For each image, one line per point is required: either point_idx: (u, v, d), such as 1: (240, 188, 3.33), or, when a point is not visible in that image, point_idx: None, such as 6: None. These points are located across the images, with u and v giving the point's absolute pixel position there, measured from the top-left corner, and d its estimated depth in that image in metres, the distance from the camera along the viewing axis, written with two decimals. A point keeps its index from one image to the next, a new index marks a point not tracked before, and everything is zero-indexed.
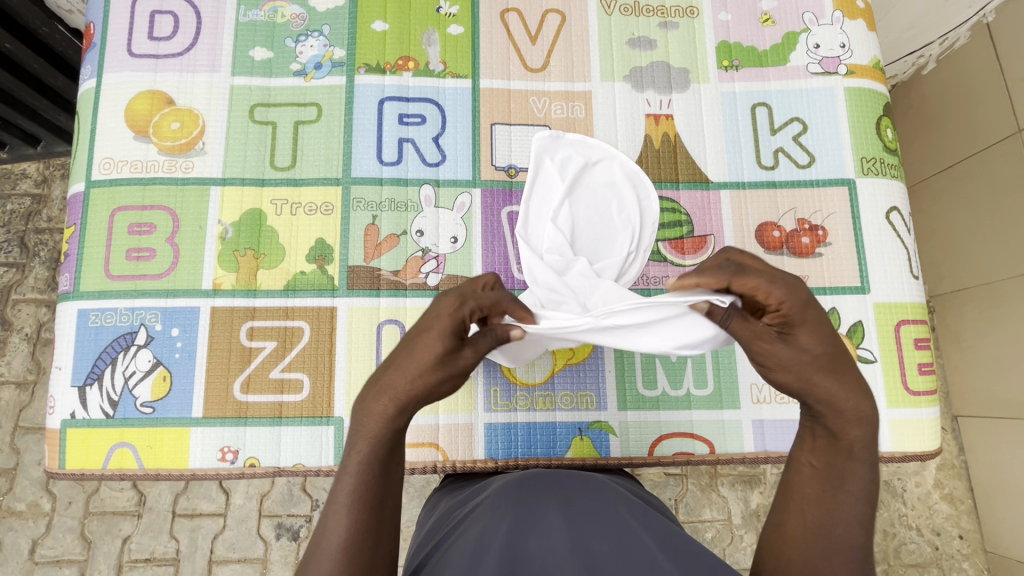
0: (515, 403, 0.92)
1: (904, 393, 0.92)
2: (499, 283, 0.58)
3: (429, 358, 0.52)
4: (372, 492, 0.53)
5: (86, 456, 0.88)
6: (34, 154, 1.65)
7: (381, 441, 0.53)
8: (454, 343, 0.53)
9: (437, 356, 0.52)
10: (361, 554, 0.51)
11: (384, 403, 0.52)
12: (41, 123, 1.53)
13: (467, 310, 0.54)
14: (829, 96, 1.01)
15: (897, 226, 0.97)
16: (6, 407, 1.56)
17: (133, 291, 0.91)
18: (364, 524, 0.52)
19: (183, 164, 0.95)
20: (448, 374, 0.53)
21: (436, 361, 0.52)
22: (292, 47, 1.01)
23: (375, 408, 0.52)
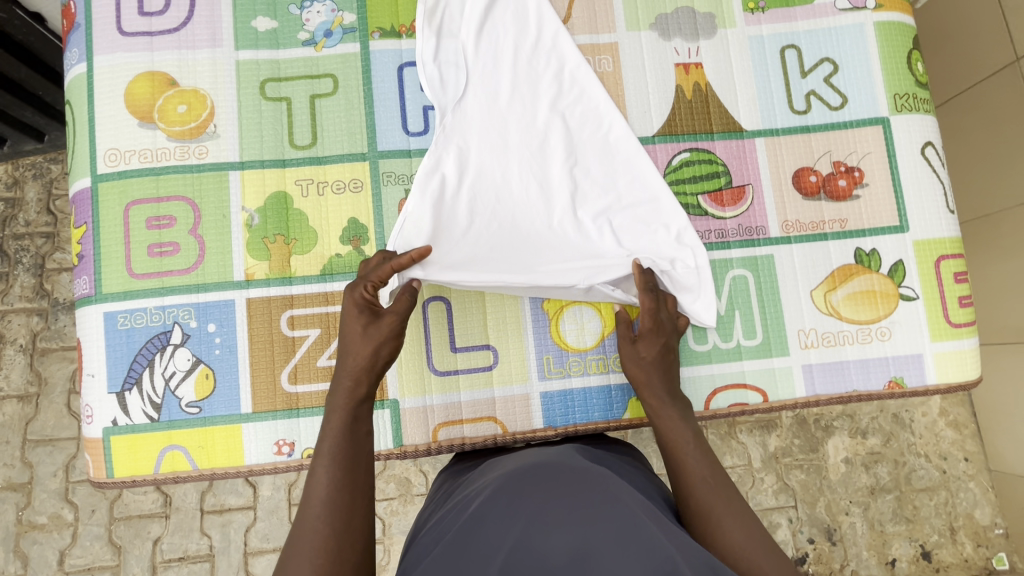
0: (568, 369, 0.91)
1: (946, 326, 0.93)
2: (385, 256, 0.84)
3: (357, 329, 0.78)
4: (343, 446, 0.72)
5: (135, 462, 0.85)
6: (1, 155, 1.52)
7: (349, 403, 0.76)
8: (366, 314, 0.78)
9: (362, 326, 0.78)
10: (340, 500, 0.67)
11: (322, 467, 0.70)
12: (7, 121, 1.40)
13: (365, 290, 0.80)
14: (859, 32, 0.99)
15: (932, 161, 0.97)
16: (11, 421, 1.50)
17: (161, 289, 0.87)
18: (342, 475, 0.69)
19: (196, 150, 0.89)
20: (352, 416, 0.75)
21: (363, 329, 0.78)
22: (297, 15, 0.94)
23: (342, 384, 0.76)
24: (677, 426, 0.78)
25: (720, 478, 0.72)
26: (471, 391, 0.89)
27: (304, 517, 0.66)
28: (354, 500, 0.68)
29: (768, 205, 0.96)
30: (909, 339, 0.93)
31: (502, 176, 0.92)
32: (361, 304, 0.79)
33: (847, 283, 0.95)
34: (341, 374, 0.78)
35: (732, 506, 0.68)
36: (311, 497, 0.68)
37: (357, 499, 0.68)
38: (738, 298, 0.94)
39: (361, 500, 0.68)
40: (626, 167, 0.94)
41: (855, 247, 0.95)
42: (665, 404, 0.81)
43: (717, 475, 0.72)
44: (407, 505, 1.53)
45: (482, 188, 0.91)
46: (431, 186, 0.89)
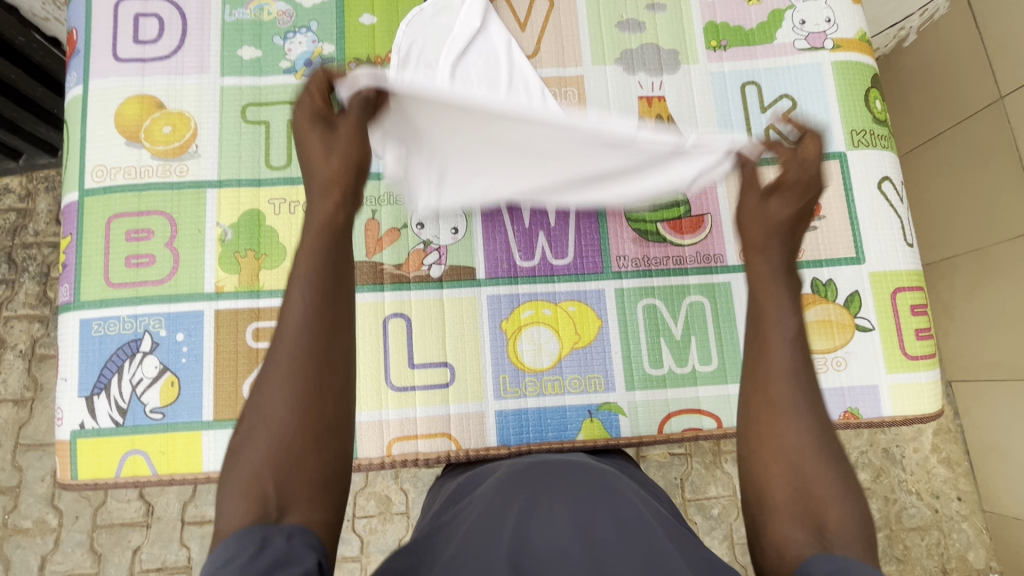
0: (524, 389, 0.93)
1: (902, 358, 0.94)
2: (327, 73, 0.65)
3: (315, 140, 0.63)
4: (317, 297, 0.57)
5: (99, 465, 0.88)
6: (17, 167, 1.60)
7: (320, 265, 0.58)
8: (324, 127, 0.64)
9: (320, 134, 0.63)
10: (304, 396, 0.54)
11: (276, 374, 0.55)
12: (21, 134, 1.47)
13: (317, 100, 0.65)
14: (817, 71, 1.02)
15: (889, 195, 0.99)
16: (5, 425, 1.54)
17: (135, 298, 0.91)
18: (306, 345, 0.55)
19: (177, 168, 0.95)
20: (330, 270, 0.59)
21: (323, 140, 0.63)
22: (280, 45, 1.00)
23: (304, 240, 0.60)
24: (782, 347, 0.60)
25: (801, 378, 0.60)
26: (427, 407, 0.91)
27: (262, 404, 0.54)
28: (320, 387, 0.55)
29: (727, 233, 0.99)
30: (865, 369, 0.94)
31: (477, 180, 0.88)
32: (318, 114, 0.64)
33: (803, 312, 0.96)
34: (309, 226, 0.61)
35: (798, 425, 0.58)
36: (267, 391, 0.55)
37: (326, 396, 0.55)
38: (694, 323, 0.96)
39: (325, 417, 0.55)
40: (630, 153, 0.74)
41: (812, 277, 0.97)
42: (781, 320, 0.62)
43: (801, 408, 0.58)
44: (386, 523, 1.52)
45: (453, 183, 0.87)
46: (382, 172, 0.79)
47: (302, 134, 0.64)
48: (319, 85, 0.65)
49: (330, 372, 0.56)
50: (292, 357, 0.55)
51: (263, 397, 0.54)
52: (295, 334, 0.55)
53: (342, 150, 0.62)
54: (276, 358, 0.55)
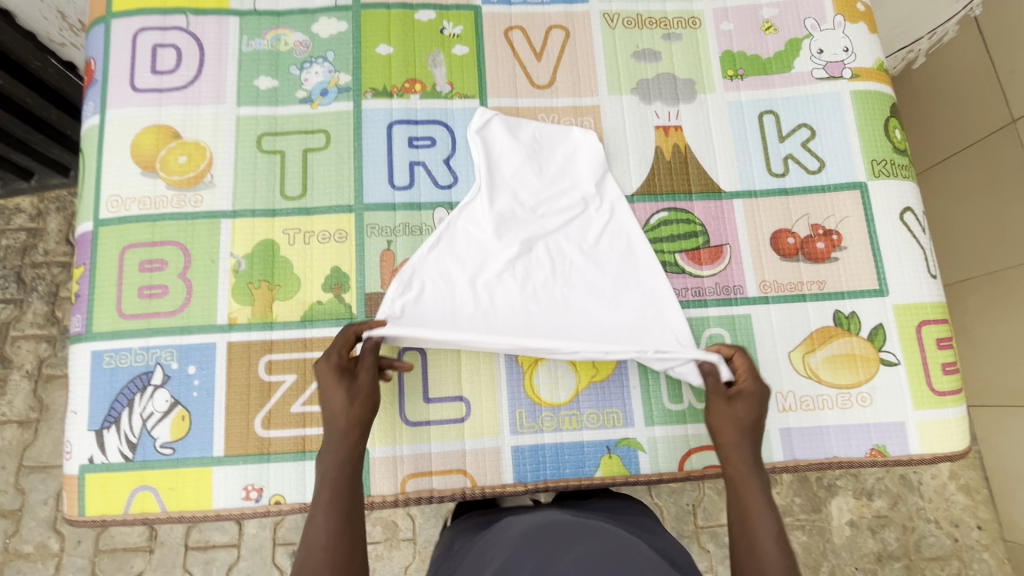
0: (541, 424, 0.91)
1: (929, 394, 0.92)
2: (354, 328, 0.84)
3: (337, 396, 0.78)
4: (340, 501, 0.70)
5: (107, 501, 0.86)
6: (28, 188, 1.60)
7: (341, 461, 0.74)
8: (343, 373, 0.80)
9: (340, 394, 0.78)
10: (338, 533, 0.67)
11: (321, 515, 0.69)
12: (36, 157, 1.46)
13: (339, 357, 0.81)
14: (836, 101, 1.02)
15: (911, 226, 0.97)
16: (9, 447, 1.52)
17: (147, 330, 0.90)
18: (337, 531, 0.67)
19: (192, 198, 0.94)
20: (353, 466, 0.74)
21: (343, 395, 0.78)
22: (297, 75, 1.00)
23: (331, 450, 0.75)
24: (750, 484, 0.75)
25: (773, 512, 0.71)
26: (442, 443, 0.89)
27: (304, 563, 0.65)
28: (354, 546, 0.67)
29: (746, 264, 0.97)
30: (891, 405, 0.91)
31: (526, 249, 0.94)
32: (337, 368, 0.79)
33: (825, 346, 0.94)
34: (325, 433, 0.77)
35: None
36: (311, 537, 0.67)
37: (353, 534, 0.68)
38: None
39: (357, 549, 0.67)
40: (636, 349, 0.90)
41: (834, 309, 0.95)
42: (739, 467, 0.77)
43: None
44: (393, 550, 1.49)
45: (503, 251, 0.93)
46: (418, 280, 0.91)
47: (319, 376, 0.80)
48: (327, 363, 0.80)
49: (358, 516, 0.70)
50: (324, 520, 0.68)
51: (307, 535, 0.67)
52: (325, 538, 0.66)
53: (357, 410, 0.77)
54: (313, 543, 0.66)
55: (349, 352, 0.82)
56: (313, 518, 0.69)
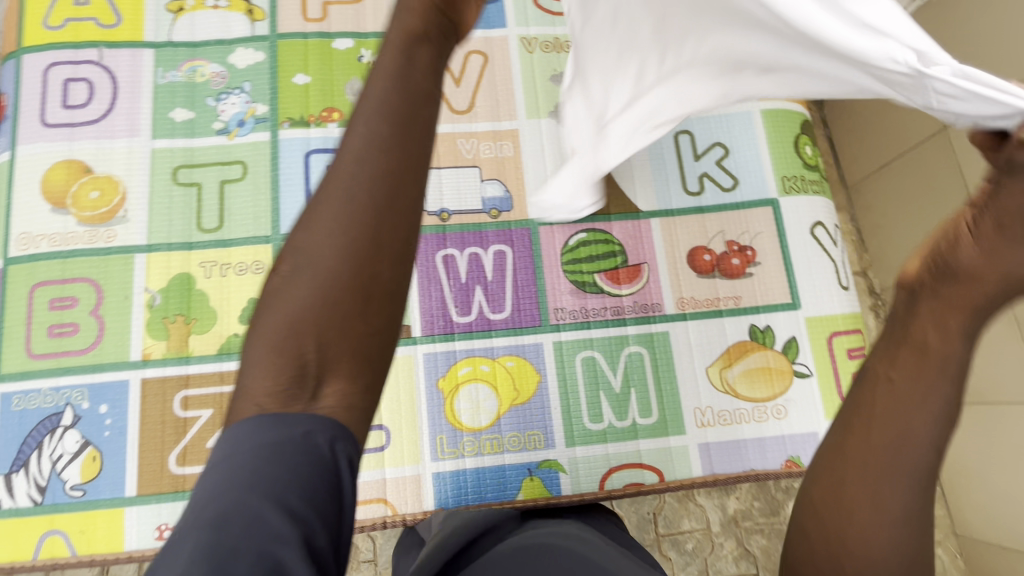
0: (462, 449, 0.91)
1: (841, 404, 0.94)
2: None
3: (406, 21, 0.55)
4: (362, 242, 0.49)
5: (15, 547, 0.84)
6: None
7: (382, 120, 0.51)
8: (431, 14, 0.56)
9: (411, 22, 0.55)
10: (350, 299, 0.48)
11: (332, 213, 0.50)
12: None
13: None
14: (748, 119, 1.05)
15: (822, 240, 1.00)
16: None
17: (58, 369, 0.88)
18: (333, 278, 0.48)
19: (105, 234, 0.93)
20: (375, 215, 0.50)
21: (424, 59, 0.55)
22: (213, 106, 1.00)
23: (343, 178, 0.50)
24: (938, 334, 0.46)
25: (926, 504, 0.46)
26: (362, 472, 0.89)
27: (250, 351, 0.48)
28: (358, 307, 0.48)
29: (663, 283, 0.99)
30: (805, 417, 0.93)
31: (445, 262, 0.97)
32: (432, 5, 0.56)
33: (742, 360, 0.96)
34: (343, 155, 0.51)
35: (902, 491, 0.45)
36: (282, 307, 0.48)
37: (373, 317, 0.49)
38: (634, 374, 0.95)
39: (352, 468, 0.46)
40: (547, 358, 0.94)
41: (749, 324, 0.97)
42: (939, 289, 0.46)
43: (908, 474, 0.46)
44: None
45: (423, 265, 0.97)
46: None
47: (389, 31, 0.56)
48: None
49: (395, 216, 0.50)
50: (359, 202, 0.50)
51: (280, 293, 0.49)
52: (307, 292, 0.48)
53: (422, 54, 0.55)
54: (299, 324, 0.47)
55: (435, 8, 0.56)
56: (307, 228, 0.50)
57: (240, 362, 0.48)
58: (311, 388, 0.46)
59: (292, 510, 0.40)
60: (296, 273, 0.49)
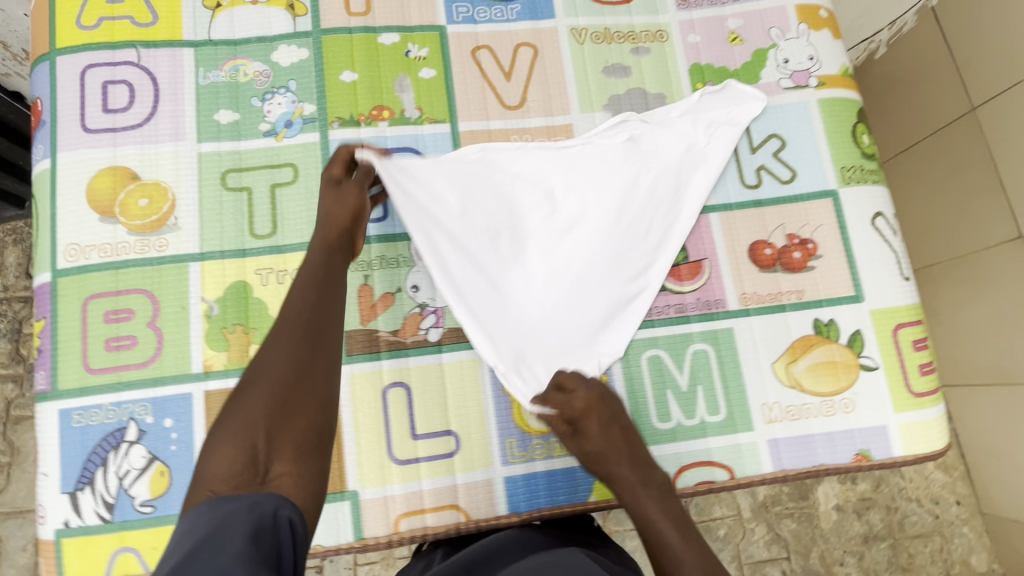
0: (532, 452, 0.90)
1: (908, 397, 0.93)
2: (348, 149, 0.90)
3: (330, 195, 0.85)
4: (293, 374, 0.63)
5: (87, 565, 0.83)
6: None
7: (322, 259, 0.77)
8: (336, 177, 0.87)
9: (325, 184, 0.86)
10: (314, 424, 0.62)
11: (264, 383, 0.62)
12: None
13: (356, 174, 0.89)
14: (804, 109, 1.02)
15: (883, 230, 0.99)
16: None
17: (117, 383, 0.86)
18: (279, 392, 0.62)
19: (156, 242, 0.90)
20: (309, 364, 0.64)
21: (353, 202, 0.85)
22: (258, 107, 0.96)
23: (286, 326, 0.67)
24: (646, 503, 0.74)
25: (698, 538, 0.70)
26: (432, 479, 0.88)
27: (221, 424, 0.60)
28: (283, 415, 0.61)
29: (726, 278, 0.98)
30: (874, 410, 0.93)
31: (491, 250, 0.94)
32: (331, 179, 0.87)
33: (807, 355, 0.95)
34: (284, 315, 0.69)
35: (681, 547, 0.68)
36: (250, 413, 0.60)
37: (315, 424, 0.62)
38: (700, 372, 0.94)
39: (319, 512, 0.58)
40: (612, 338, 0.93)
41: (813, 318, 0.96)
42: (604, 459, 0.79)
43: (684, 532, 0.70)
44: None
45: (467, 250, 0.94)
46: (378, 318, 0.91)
47: (347, 186, 0.87)
48: (341, 165, 0.89)
49: (314, 368, 0.64)
50: (280, 367, 0.63)
51: (246, 399, 0.62)
52: (261, 384, 0.62)
53: (353, 202, 0.85)
54: (256, 415, 0.60)
55: (365, 174, 0.89)
56: (263, 352, 0.65)
57: (202, 448, 0.59)
58: (262, 472, 0.56)
59: (252, 539, 0.48)
60: (257, 374, 0.63)
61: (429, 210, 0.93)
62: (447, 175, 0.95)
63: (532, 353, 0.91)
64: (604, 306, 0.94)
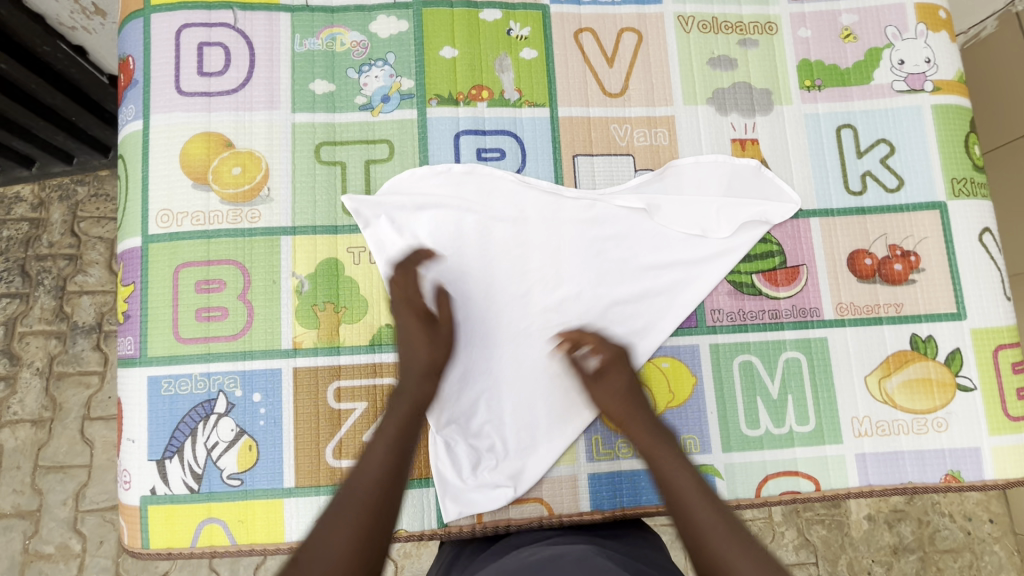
0: (618, 450, 0.89)
1: (1005, 420, 0.91)
2: None
3: None
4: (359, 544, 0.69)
5: (172, 533, 0.82)
6: (29, 175, 1.41)
7: (400, 423, 0.78)
8: None
9: None
10: None
11: (368, 484, 0.74)
12: (37, 143, 1.29)
13: None
14: (917, 114, 0.98)
15: (989, 247, 0.96)
16: (22, 447, 1.36)
17: (207, 355, 0.85)
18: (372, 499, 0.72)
19: (248, 213, 0.88)
20: (392, 480, 0.75)
21: None
22: (355, 79, 0.93)
23: (367, 461, 0.76)
24: (677, 471, 0.79)
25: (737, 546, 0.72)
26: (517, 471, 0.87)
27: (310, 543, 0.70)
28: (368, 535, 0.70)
29: (824, 286, 0.95)
30: (968, 431, 0.91)
31: (483, 283, 0.89)
32: None
33: (902, 371, 0.92)
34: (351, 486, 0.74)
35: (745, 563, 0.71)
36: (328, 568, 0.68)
37: None
38: (791, 381, 0.92)
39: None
40: None
41: (911, 333, 0.93)
42: (653, 441, 0.82)
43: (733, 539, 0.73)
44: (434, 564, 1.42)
45: (466, 283, 0.89)
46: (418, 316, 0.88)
47: None
48: None
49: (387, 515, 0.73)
50: (375, 482, 0.74)
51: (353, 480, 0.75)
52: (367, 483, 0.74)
53: None
54: (343, 518, 0.71)
55: None
56: (337, 500, 0.73)
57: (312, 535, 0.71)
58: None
59: None
60: (337, 519, 0.71)
61: (422, 236, 0.89)
62: (449, 186, 0.92)
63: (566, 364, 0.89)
64: (634, 321, 0.91)
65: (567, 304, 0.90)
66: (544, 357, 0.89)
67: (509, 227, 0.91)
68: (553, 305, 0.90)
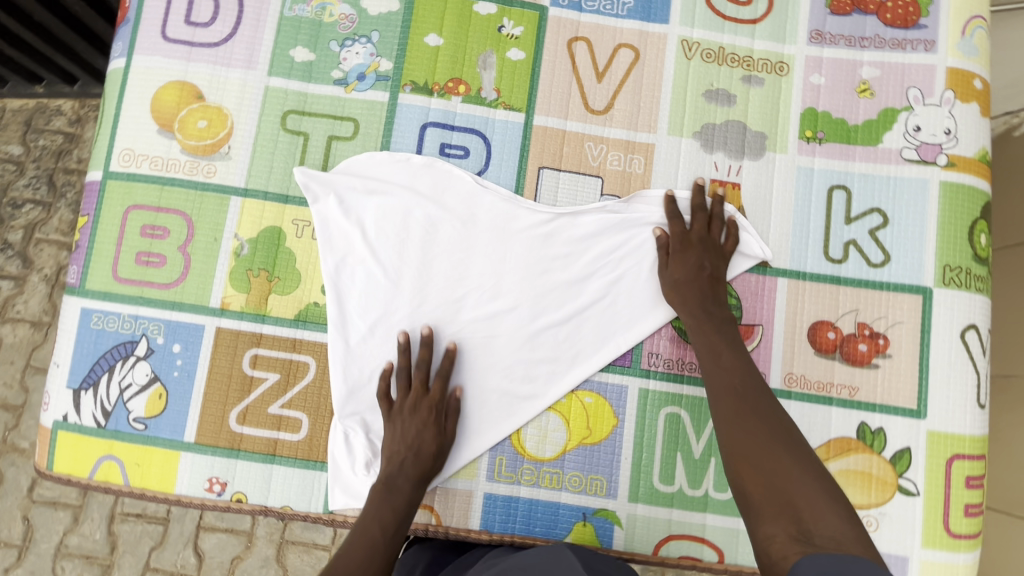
0: (520, 476, 0.86)
1: (943, 534, 0.84)
2: None
3: None
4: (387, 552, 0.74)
5: (75, 462, 0.85)
6: (71, 91, 1.39)
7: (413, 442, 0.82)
8: None
9: None
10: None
11: (395, 477, 0.80)
12: (77, 62, 1.29)
13: None
14: (922, 188, 0.90)
15: (971, 346, 0.87)
16: (17, 343, 1.32)
17: (139, 298, 0.87)
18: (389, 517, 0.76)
19: (205, 167, 0.89)
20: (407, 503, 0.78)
21: None
22: (336, 52, 0.92)
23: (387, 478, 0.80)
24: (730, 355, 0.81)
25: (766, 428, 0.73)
26: None
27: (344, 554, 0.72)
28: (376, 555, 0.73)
29: (776, 352, 0.89)
30: (899, 537, 0.84)
31: (417, 281, 0.87)
32: None
33: (840, 458, 0.86)
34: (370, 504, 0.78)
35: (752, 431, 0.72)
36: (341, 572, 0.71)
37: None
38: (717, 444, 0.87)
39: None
40: (518, 412, 0.86)
41: (859, 420, 0.86)
42: (702, 318, 0.83)
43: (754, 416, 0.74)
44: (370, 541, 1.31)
45: (403, 275, 0.87)
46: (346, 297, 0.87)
47: None
48: None
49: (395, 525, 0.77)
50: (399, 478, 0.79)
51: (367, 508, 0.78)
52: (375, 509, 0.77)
53: None
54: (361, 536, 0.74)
55: None
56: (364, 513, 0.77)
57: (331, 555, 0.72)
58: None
59: None
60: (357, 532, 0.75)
61: (367, 221, 0.88)
62: (405, 176, 0.90)
63: (487, 377, 0.87)
64: (566, 349, 0.88)
65: (499, 317, 0.87)
66: (464, 366, 0.87)
67: (460, 227, 0.89)
68: (484, 316, 0.87)
